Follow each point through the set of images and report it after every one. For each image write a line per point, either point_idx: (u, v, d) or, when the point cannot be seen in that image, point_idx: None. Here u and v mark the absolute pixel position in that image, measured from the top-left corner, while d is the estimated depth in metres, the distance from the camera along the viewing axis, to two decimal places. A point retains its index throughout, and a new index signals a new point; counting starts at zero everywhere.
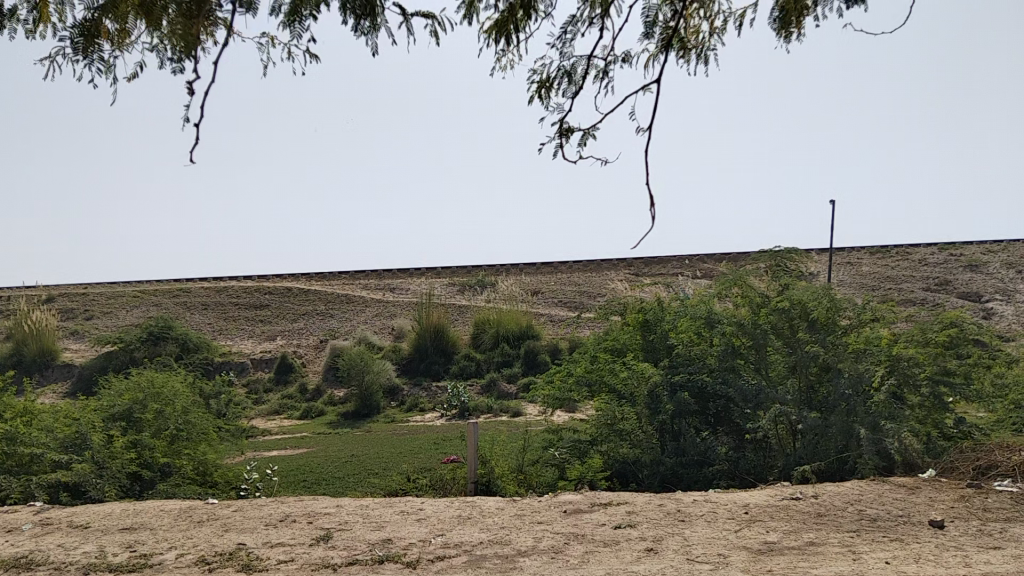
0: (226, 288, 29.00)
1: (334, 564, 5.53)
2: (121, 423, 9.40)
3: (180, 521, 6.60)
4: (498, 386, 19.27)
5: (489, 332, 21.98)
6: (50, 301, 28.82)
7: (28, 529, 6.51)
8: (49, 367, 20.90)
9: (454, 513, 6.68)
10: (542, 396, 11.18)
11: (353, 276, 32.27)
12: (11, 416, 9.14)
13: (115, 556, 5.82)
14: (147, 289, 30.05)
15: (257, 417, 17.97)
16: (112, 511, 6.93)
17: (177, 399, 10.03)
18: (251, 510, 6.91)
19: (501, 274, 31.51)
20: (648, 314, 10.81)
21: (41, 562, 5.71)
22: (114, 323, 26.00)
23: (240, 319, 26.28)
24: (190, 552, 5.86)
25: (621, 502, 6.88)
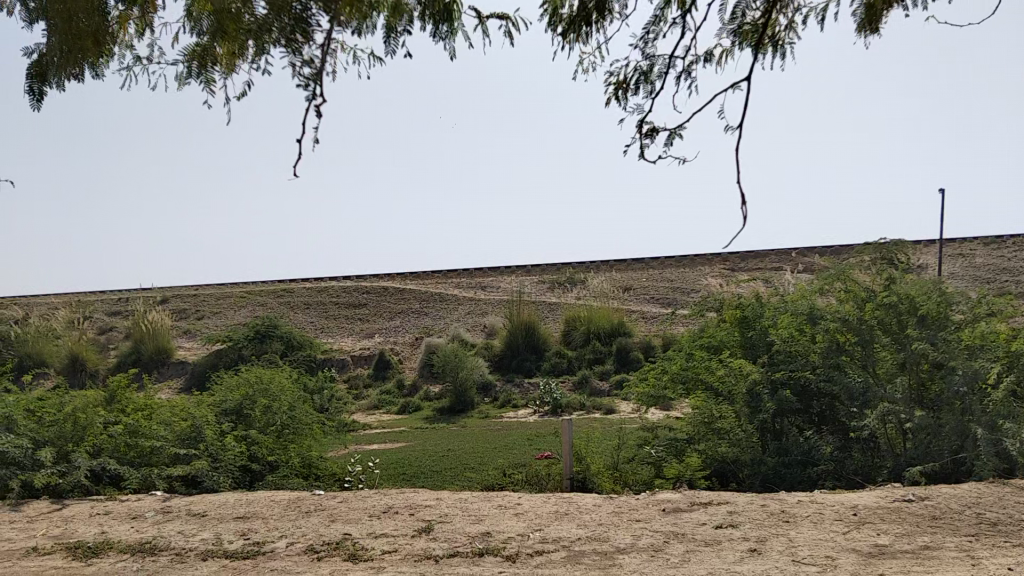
0: (326, 287, 29.98)
1: (436, 555, 5.65)
2: (233, 418, 9.88)
3: (289, 510, 6.88)
4: (590, 383, 19.21)
5: (580, 330, 21.95)
6: (165, 301, 30.50)
7: (151, 516, 6.91)
8: (165, 364, 22.09)
9: (551, 509, 6.71)
10: (636, 393, 11.08)
11: (446, 276, 32.80)
12: (130, 409, 9.60)
13: (231, 543, 6.12)
14: (252, 290, 31.40)
15: (356, 412, 18.53)
16: (226, 501, 7.28)
17: (284, 394, 10.39)
18: (356, 501, 7.13)
19: (591, 271, 31.40)
20: (746, 310, 10.55)
21: (163, 547, 6.07)
22: (222, 323, 27.27)
23: (339, 317, 27.13)
24: (300, 541, 6.10)
25: (722, 502, 6.75)
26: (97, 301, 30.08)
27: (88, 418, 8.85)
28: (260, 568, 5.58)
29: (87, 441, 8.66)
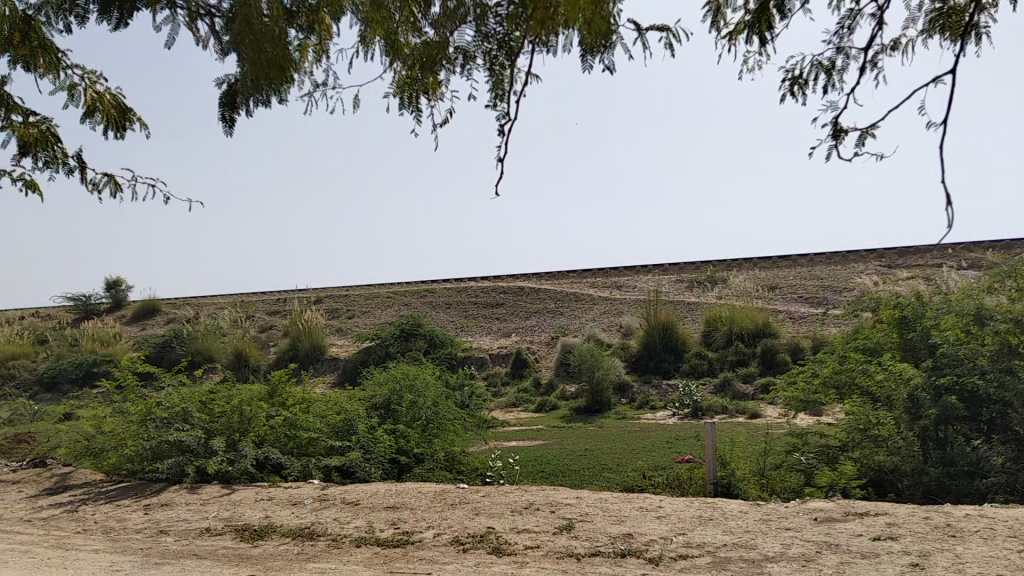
0: (466, 287, 30.73)
1: (578, 553, 5.69)
2: (381, 412, 10.34)
3: (435, 502, 7.12)
4: (732, 387, 18.64)
5: (722, 331, 21.39)
6: (318, 301, 32.32)
7: (310, 503, 7.36)
8: (319, 361, 23.39)
9: (694, 513, 6.59)
10: (783, 398, 10.70)
11: (582, 275, 32.85)
12: (290, 403, 10.23)
13: (382, 531, 6.42)
14: (396, 290, 32.69)
15: (495, 409, 18.92)
16: (377, 491, 7.64)
17: (428, 390, 10.79)
18: (498, 496, 7.29)
19: (733, 269, 30.49)
20: (906, 310, 9.99)
21: (321, 533, 6.45)
22: (370, 322, 28.56)
23: (478, 317, 27.74)
24: (446, 532, 6.31)
25: (880, 513, 6.40)
26: (258, 301, 32.27)
27: (252, 410, 9.53)
28: (409, 556, 5.82)
29: (253, 431, 9.32)
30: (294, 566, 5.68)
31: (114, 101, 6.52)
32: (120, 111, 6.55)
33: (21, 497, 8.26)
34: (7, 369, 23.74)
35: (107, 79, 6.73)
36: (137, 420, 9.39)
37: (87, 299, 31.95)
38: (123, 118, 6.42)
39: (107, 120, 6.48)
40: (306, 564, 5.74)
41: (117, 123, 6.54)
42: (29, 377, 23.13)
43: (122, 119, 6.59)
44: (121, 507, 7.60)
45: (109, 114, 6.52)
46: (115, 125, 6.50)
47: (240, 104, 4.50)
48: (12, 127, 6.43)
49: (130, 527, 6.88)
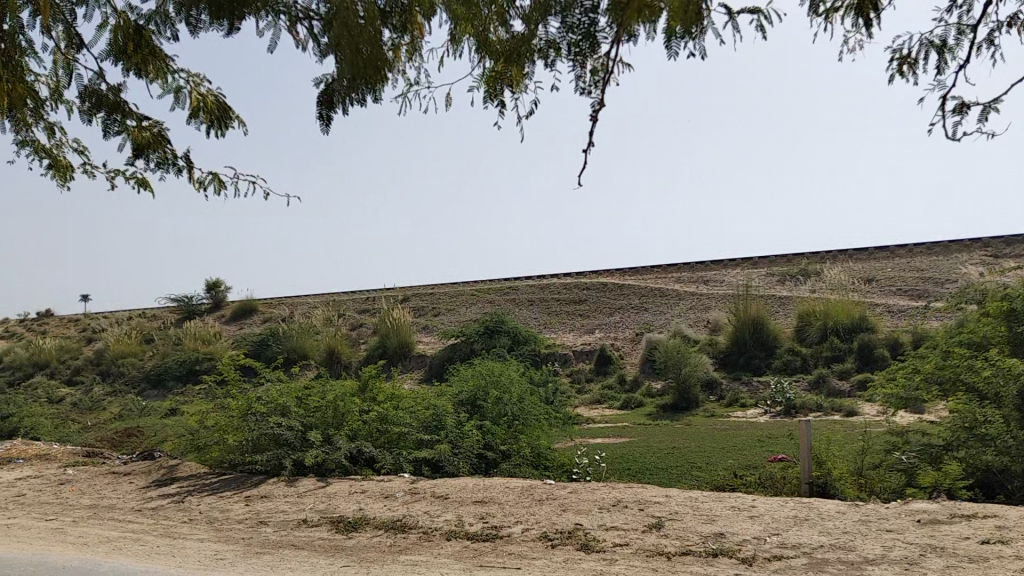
0: (549, 284, 30.75)
1: (668, 552, 5.63)
2: (469, 408, 10.47)
3: (523, 498, 7.17)
4: (828, 383, 18.04)
5: (816, 326, 20.73)
6: (405, 299, 32.95)
7: (401, 496, 7.52)
8: (406, 358, 23.85)
9: (789, 513, 6.42)
10: (882, 395, 10.27)
11: (668, 270, 32.40)
12: (380, 399, 10.46)
13: (471, 525, 6.50)
14: (481, 287, 33.01)
15: (580, 406, 18.88)
16: (465, 485, 7.73)
17: (514, 386, 10.86)
18: (586, 493, 7.27)
19: (826, 261, 29.49)
20: (1015, 302, 9.48)
21: (412, 526, 6.58)
22: (455, 319, 28.93)
23: (562, 313, 27.69)
24: (534, 528, 6.35)
25: (989, 515, 6.08)
26: (349, 300, 33.15)
27: (346, 405, 9.81)
28: (499, 551, 5.87)
29: (345, 425, 9.58)
30: (388, 558, 5.82)
31: (215, 100, 6.71)
32: (220, 110, 6.72)
33: (133, 488, 8.75)
34: (118, 367, 25.17)
35: (210, 82, 6.93)
36: (238, 416, 9.79)
37: (189, 300, 33.49)
38: (223, 117, 6.59)
39: (208, 118, 6.66)
40: (399, 556, 5.87)
41: (218, 120, 6.71)
42: (137, 374, 24.46)
43: (222, 118, 6.76)
44: (224, 498, 7.96)
45: (212, 113, 6.70)
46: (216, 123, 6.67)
47: (336, 103, 4.55)
48: (124, 131, 6.68)
49: (232, 518, 7.18)
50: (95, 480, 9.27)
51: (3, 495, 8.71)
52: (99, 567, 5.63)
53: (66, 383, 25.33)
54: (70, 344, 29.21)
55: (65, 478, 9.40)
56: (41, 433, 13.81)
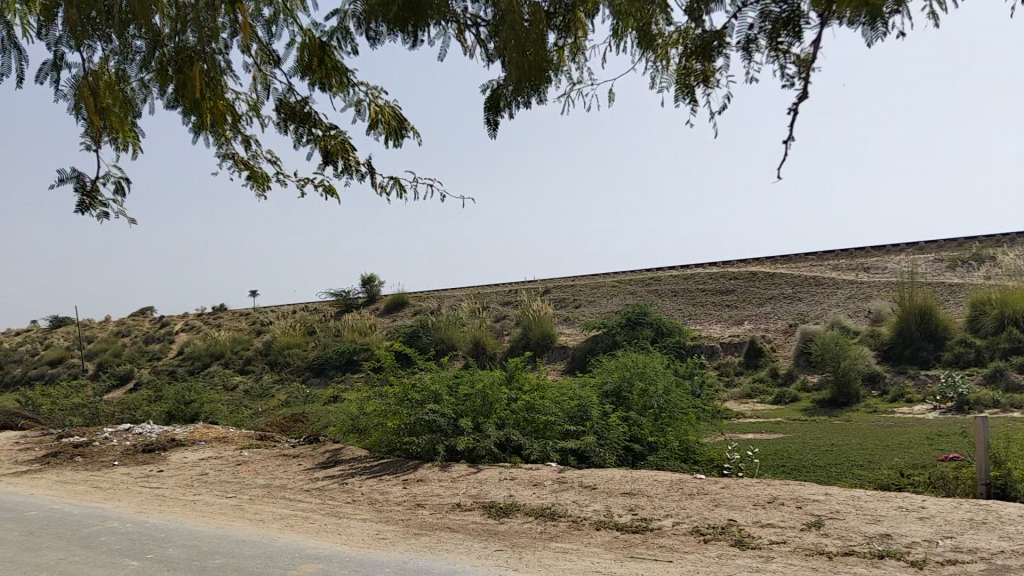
0: (694, 274, 30.06)
1: (829, 552, 5.40)
2: (614, 399, 10.51)
3: (673, 491, 7.09)
4: (1007, 376, 16.62)
5: (991, 315, 19.13)
6: (547, 291, 33.19)
7: (550, 485, 7.64)
8: (549, 349, 24.07)
9: (965, 516, 5.99)
10: None
11: (822, 258, 30.86)
12: (526, 388, 10.65)
13: (621, 516, 6.51)
14: (623, 278, 32.75)
15: (730, 400, 18.37)
16: (613, 476, 7.75)
17: (660, 378, 10.79)
18: (739, 489, 7.10)
19: (1004, 245, 27.09)
20: None
21: (561, 514, 6.68)
22: (597, 311, 28.87)
23: (708, 304, 26.99)
24: (685, 522, 6.26)
25: None
26: (493, 292, 33.81)
27: (493, 395, 10.08)
28: (649, 543, 5.85)
29: (493, 414, 9.82)
30: (538, 544, 5.93)
31: (392, 108, 6.45)
32: (396, 117, 6.49)
33: (301, 469, 9.36)
34: (284, 357, 26.98)
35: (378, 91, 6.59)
36: (395, 402, 10.27)
37: (346, 295, 35.31)
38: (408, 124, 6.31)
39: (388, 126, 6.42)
40: (550, 543, 5.97)
41: (396, 128, 6.49)
42: (301, 363, 26.14)
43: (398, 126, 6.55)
44: (383, 481, 8.37)
45: (388, 121, 6.48)
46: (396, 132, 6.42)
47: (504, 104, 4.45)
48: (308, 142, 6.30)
49: (391, 499, 7.56)
50: (268, 462, 9.99)
51: (190, 473, 9.56)
52: (273, 542, 6.09)
53: (239, 371, 27.48)
54: (241, 335, 31.60)
55: (242, 459, 10.19)
56: (220, 418, 15.04)
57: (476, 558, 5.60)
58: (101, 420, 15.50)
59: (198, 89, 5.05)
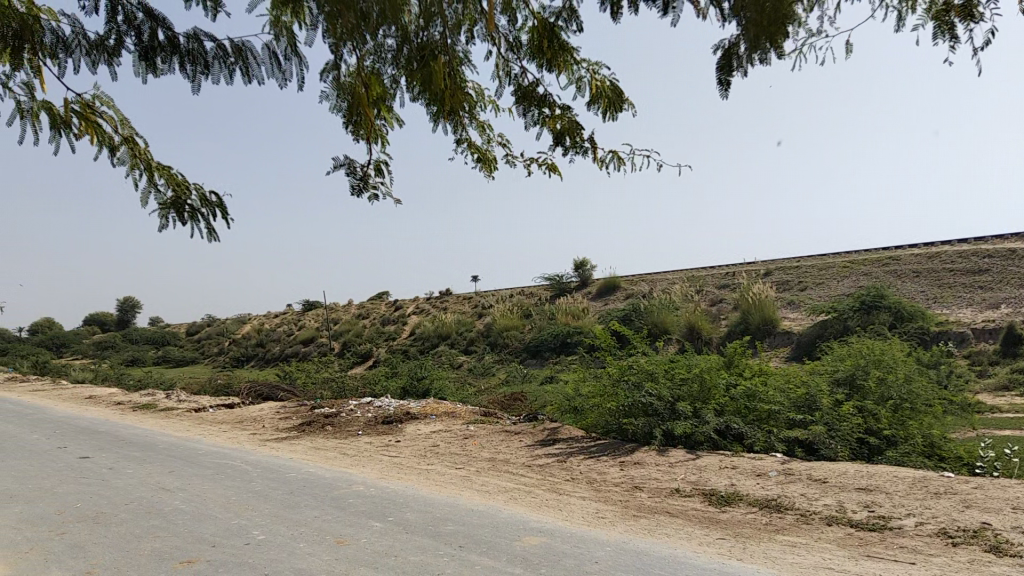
0: (938, 253, 27.29)
1: None
2: (846, 388, 9.89)
3: (915, 489, 6.53)
4: None
5: None
6: (769, 273, 31.70)
7: (775, 476, 7.34)
8: (772, 334, 23.01)
9: None
10: None
11: None
12: (748, 374, 10.31)
13: (854, 512, 6.11)
14: (855, 259, 30.45)
15: (982, 392, 16.52)
16: (847, 470, 7.29)
17: (899, 366, 10.03)
18: (995, 490, 6.38)
19: None
20: None
21: (788, 507, 6.40)
22: (826, 293, 27.09)
23: (957, 286, 24.37)
24: (931, 522, 5.75)
25: None
26: (709, 275, 32.85)
27: (712, 380, 9.84)
28: (888, 543, 5.44)
29: (713, 400, 9.59)
30: (764, 536, 5.72)
31: (611, 83, 4.81)
32: (616, 93, 4.84)
33: (523, 446, 9.73)
34: (503, 338, 28.10)
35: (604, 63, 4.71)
36: (613, 383, 10.40)
37: (560, 279, 36.01)
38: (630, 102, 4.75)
39: (607, 104, 4.82)
40: (776, 535, 5.74)
41: (614, 104, 4.86)
42: (519, 345, 27.08)
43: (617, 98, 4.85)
44: (601, 461, 8.49)
45: (610, 98, 4.84)
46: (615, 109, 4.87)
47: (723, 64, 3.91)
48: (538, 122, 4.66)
49: (609, 480, 7.65)
50: (492, 437, 10.48)
51: (423, 444, 10.28)
52: (498, 513, 6.40)
53: (463, 351, 29.04)
54: (465, 318, 33.33)
55: (468, 433, 10.79)
56: (447, 395, 15.98)
57: (698, 545, 5.52)
58: (346, 393, 17.09)
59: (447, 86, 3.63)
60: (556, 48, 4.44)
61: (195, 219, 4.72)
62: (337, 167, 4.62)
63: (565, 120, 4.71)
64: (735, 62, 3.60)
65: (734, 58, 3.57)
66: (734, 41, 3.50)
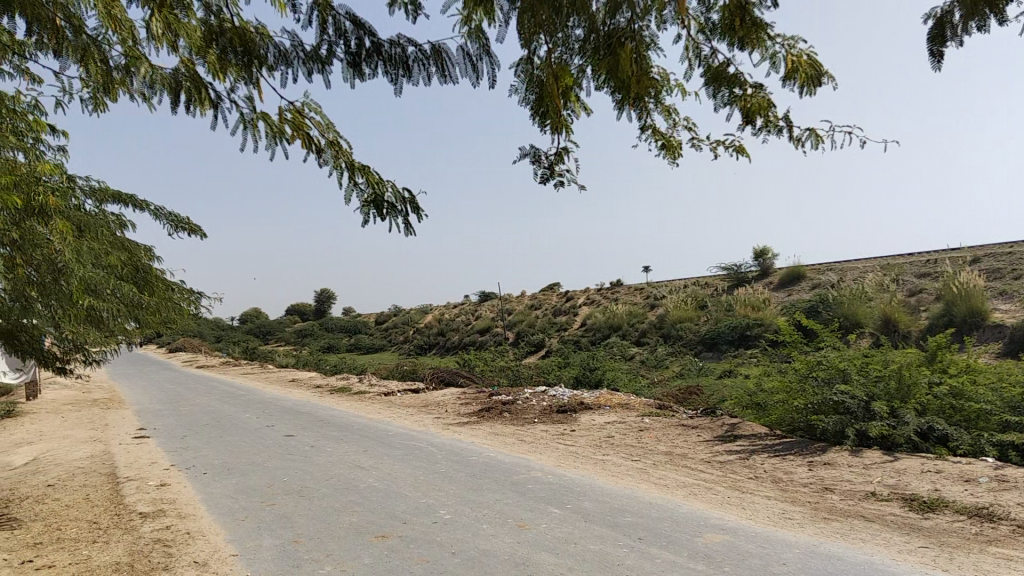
0: None
1: None
2: None
3: None
4: None
5: None
6: (976, 261, 28.83)
7: (985, 482, 6.69)
8: (981, 328, 20.94)
9: None
10: None
11: None
12: (953, 370, 9.46)
13: None
14: None
15: None
16: None
17: None
18: None
19: None
20: None
21: (1002, 516, 5.82)
22: None
23: None
24: None
25: None
26: (906, 263, 30.39)
27: (913, 376, 9.13)
28: None
29: (913, 399, 8.89)
30: (973, 546, 5.25)
31: (810, 55, 3.44)
32: (817, 66, 3.46)
33: (701, 440, 9.52)
34: (677, 330, 27.55)
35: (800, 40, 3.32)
36: (799, 380, 9.97)
37: (737, 269, 34.83)
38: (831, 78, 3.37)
39: (804, 82, 3.47)
40: (988, 546, 5.25)
41: (813, 81, 3.47)
42: (694, 337, 26.42)
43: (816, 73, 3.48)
44: (787, 460, 8.14)
45: (807, 73, 3.46)
46: (812, 86, 3.48)
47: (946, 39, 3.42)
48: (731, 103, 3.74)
49: (796, 480, 7.31)
50: (668, 430, 10.34)
51: (599, 435, 10.32)
52: (679, 507, 6.31)
53: (636, 342, 28.79)
54: (637, 309, 33.03)
55: (643, 426, 10.70)
56: (620, 386, 15.88)
57: (897, 552, 5.15)
58: (522, 381, 17.47)
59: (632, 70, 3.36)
60: (750, 25, 3.47)
61: (394, 214, 4.70)
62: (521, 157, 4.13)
63: (757, 99, 3.70)
64: (948, 33, 3.23)
65: (946, 28, 3.21)
66: (947, 7, 3.17)
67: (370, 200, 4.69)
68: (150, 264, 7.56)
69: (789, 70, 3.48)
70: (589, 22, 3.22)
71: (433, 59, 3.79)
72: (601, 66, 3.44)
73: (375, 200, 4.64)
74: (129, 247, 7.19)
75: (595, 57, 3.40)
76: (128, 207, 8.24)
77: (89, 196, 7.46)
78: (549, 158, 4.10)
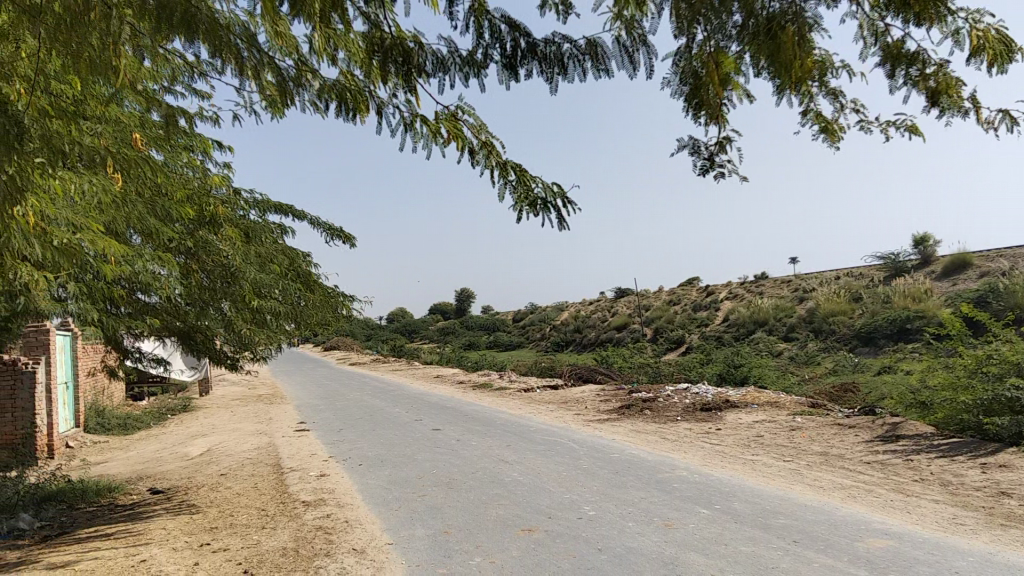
0: None
1: None
2: None
3: None
4: None
5: None
6: None
7: None
8: None
9: None
10: None
11: None
12: None
13: None
14: None
15: None
16: None
17: None
18: None
19: None
20: None
21: None
22: None
23: None
24: None
25: None
26: None
27: None
28: None
29: None
30: None
31: (999, 29, 2.86)
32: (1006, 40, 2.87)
33: (858, 441, 9.01)
34: (830, 325, 26.19)
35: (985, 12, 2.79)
36: (967, 376, 9.24)
37: (895, 257, 32.82)
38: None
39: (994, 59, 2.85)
40: None
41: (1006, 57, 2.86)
42: (848, 332, 25.02)
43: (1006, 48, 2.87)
44: (956, 462, 7.56)
45: (997, 49, 2.86)
46: (1003, 66, 2.86)
47: None
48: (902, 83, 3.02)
49: (968, 484, 6.78)
50: (822, 430, 9.86)
51: (747, 434, 9.99)
52: (836, 510, 6.02)
53: (784, 338, 27.61)
54: (785, 303, 31.67)
55: (795, 425, 10.25)
56: (769, 383, 15.29)
57: None
58: (664, 378, 17.19)
59: (797, 55, 2.88)
60: None
61: (547, 211, 4.12)
62: (676, 149, 3.33)
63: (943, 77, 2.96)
64: None
65: None
66: None
67: (524, 196, 4.16)
68: (309, 269, 7.98)
69: (972, 48, 2.87)
70: (749, 2, 2.83)
71: (588, 54, 3.51)
72: (761, 54, 2.96)
73: (528, 197, 4.11)
74: (290, 253, 7.62)
75: (754, 46, 2.93)
76: (289, 217, 8.77)
77: (254, 207, 8.00)
78: (710, 149, 3.27)
